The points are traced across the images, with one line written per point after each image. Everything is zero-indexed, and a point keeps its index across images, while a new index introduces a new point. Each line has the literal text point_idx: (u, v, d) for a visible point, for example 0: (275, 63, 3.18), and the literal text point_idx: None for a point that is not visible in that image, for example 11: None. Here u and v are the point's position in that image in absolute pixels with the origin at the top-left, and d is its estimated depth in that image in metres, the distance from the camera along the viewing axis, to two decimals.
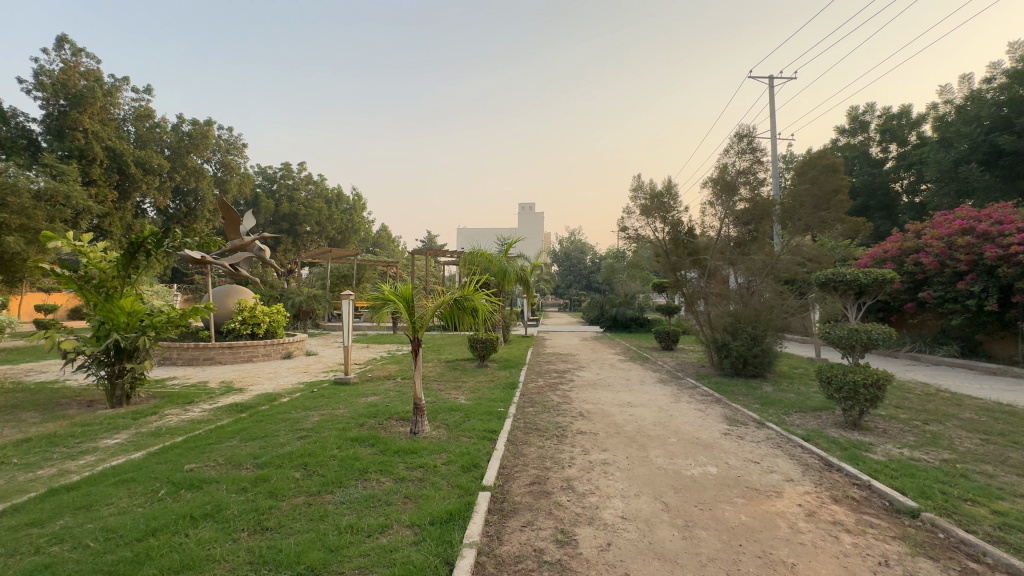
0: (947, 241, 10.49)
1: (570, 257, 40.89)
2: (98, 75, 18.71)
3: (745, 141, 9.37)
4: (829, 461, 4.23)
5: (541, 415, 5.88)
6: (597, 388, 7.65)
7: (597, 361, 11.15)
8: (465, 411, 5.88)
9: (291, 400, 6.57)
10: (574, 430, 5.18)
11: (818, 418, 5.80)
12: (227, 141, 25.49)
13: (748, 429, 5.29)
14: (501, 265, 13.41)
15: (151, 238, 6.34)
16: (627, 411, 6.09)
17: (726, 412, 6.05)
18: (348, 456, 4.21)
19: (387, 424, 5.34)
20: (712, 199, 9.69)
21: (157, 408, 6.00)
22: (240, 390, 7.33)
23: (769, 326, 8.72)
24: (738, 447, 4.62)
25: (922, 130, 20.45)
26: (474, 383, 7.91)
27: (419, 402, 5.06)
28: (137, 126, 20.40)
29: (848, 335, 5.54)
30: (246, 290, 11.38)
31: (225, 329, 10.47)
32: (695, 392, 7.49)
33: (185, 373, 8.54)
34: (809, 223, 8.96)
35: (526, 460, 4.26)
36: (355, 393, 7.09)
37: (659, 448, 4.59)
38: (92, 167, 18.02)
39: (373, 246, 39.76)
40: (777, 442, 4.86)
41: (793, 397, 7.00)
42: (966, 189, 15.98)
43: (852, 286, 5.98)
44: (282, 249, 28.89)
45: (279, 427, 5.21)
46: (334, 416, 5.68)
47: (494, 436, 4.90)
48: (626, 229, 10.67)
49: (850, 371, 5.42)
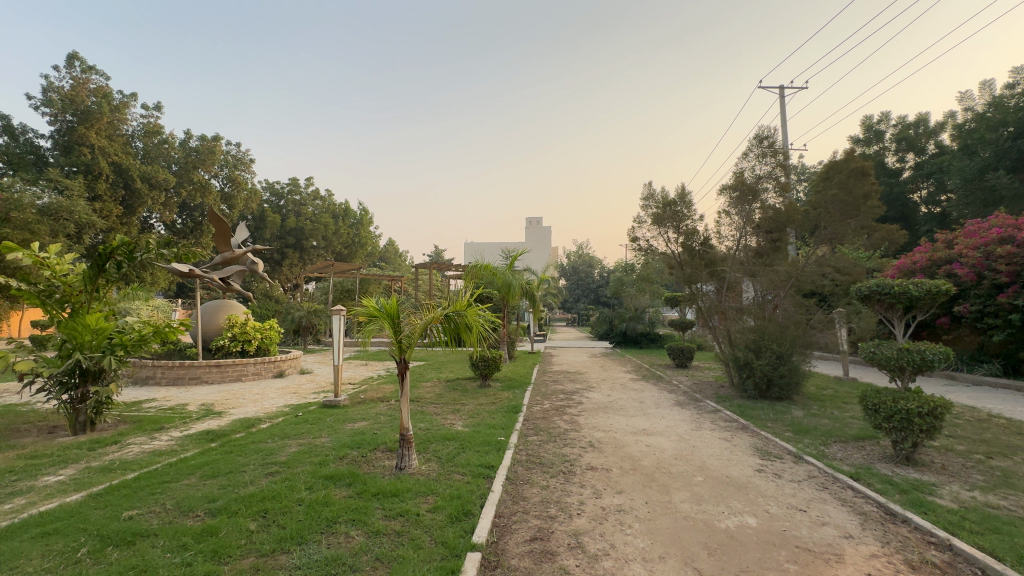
0: (984, 251, 9.79)
1: (578, 271, 40.24)
2: (108, 92, 18.58)
3: (765, 143, 8.82)
4: (891, 510, 3.53)
5: (546, 446, 5.22)
6: (609, 413, 6.96)
7: (607, 380, 10.45)
8: (460, 441, 5.23)
9: (271, 426, 5.97)
10: (583, 466, 4.51)
11: (864, 451, 5.07)
12: (235, 155, 25.39)
13: (786, 465, 4.58)
14: (505, 278, 12.81)
15: (123, 248, 5.83)
16: (643, 441, 5.40)
17: (756, 443, 5.35)
18: (318, 501, 3.58)
19: (372, 457, 4.72)
20: (729, 206, 9.08)
21: (121, 436, 5.43)
22: (219, 413, 6.73)
23: (796, 344, 7.99)
24: (776, 489, 3.94)
25: (940, 139, 19.74)
26: (475, 406, 7.29)
27: (406, 433, 4.40)
28: (145, 142, 20.36)
29: (897, 356, 4.83)
30: (238, 304, 10.87)
31: (214, 346, 9.95)
32: (717, 417, 6.77)
33: (167, 395, 7.97)
34: (836, 233, 8.29)
35: (527, 506, 3.61)
36: (342, 418, 6.47)
37: (684, 490, 3.91)
38: (98, 182, 17.82)
39: (380, 261, 39.48)
40: (821, 481, 4.16)
41: (828, 423, 6.28)
42: (993, 198, 15.23)
43: (900, 299, 5.29)
44: (287, 264, 28.42)
45: (248, 461, 4.60)
46: (314, 447, 5.06)
47: (491, 473, 4.23)
48: (637, 239, 10.09)
49: (902, 399, 4.68)
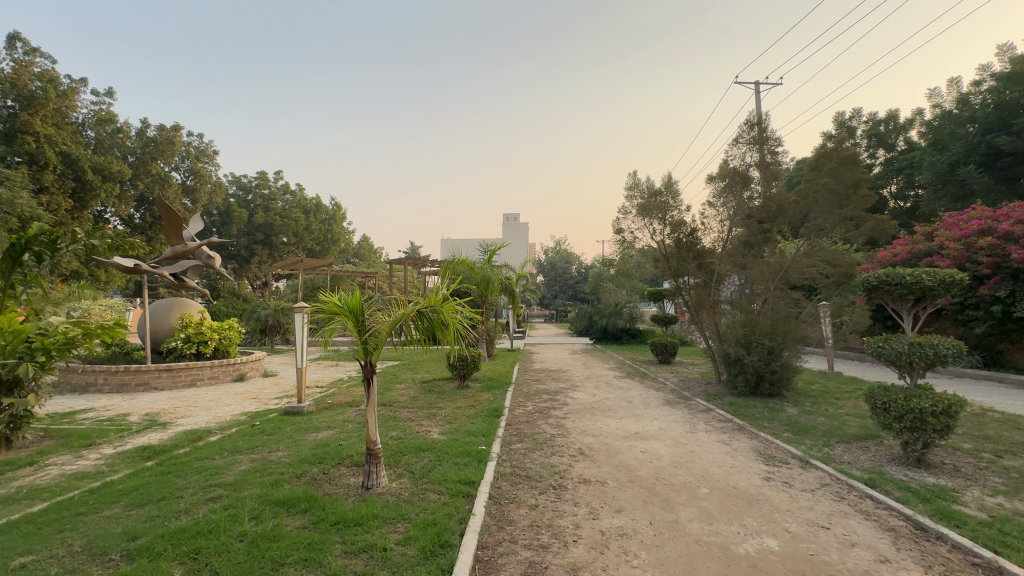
0: (964, 243, 9.72)
1: (556, 267, 39.88)
2: (54, 76, 17.13)
3: (757, 129, 8.53)
4: (922, 524, 3.15)
5: (531, 455, 4.72)
6: (597, 415, 6.51)
7: (591, 378, 10.01)
8: (436, 452, 4.69)
9: (221, 439, 5.28)
10: (575, 479, 4.04)
11: (870, 454, 4.74)
12: (197, 147, 24.03)
13: (794, 472, 4.20)
14: (483, 273, 12.27)
15: (42, 237, 5.10)
16: (637, 447, 4.96)
17: (756, 446, 4.97)
18: (263, 535, 2.98)
19: (334, 475, 4.13)
20: (717, 196, 8.77)
21: (40, 455, 4.68)
22: (164, 424, 6.01)
23: (788, 338, 7.65)
24: (789, 501, 3.54)
25: (909, 135, 20.05)
26: (453, 410, 6.74)
27: (374, 447, 3.82)
28: (98, 131, 18.97)
29: (908, 351, 4.49)
30: (192, 303, 9.98)
31: (165, 348, 9.08)
32: (710, 417, 6.40)
33: (108, 403, 7.18)
34: (826, 224, 8.02)
35: (514, 533, 3.09)
36: (304, 426, 5.83)
37: (690, 505, 3.46)
38: (44, 173, 16.40)
39: (354, 258, 38.33)
40: (835, 490, 3.79)
41: (826, 421, 5.96)
42: (964, 192, 15.41)
43: (913, 290, 5.01)
44: (256, 261, 27.19)
45: (188, 484, 3.95)
46: (268, 464, 4.43)
47: (471, 492, 3.72)
48: (622, 232, 9.72)
49: (916, 397, 4.33)
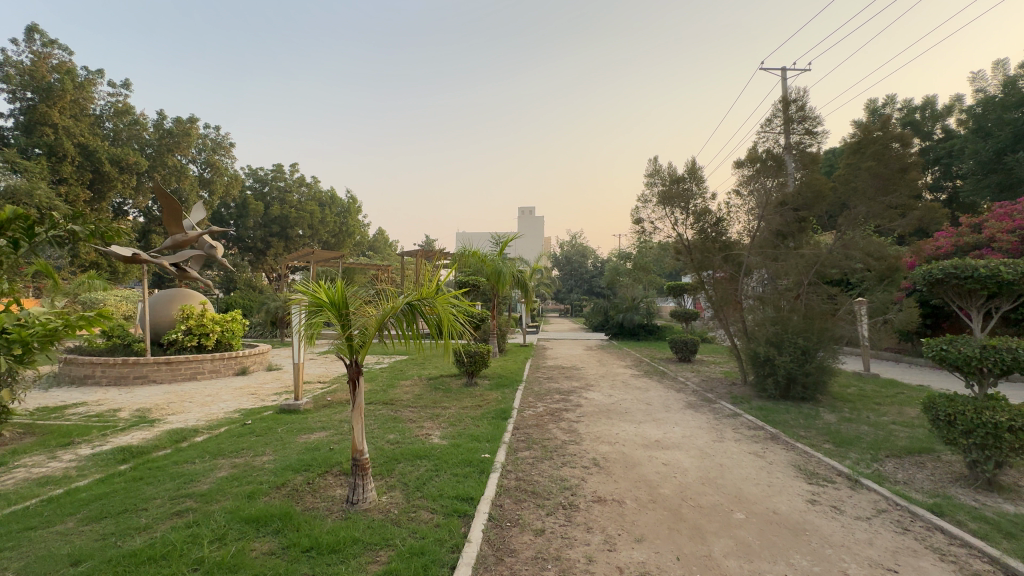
0: (1019, 235, 8.87)
1: (571, 261, 39.12)
2: (71, 68, 17.02)
3: (793, 108, 7.83)
4: (1016, 570, 2.58)
5: (540, 465, 4.23)
6: (612, 418, 5.99)
7: (607, 377, 9.44)
8: (433, 461, 4.24)
9: (207, 440, 4.92)
10: (588, 496, 3.55)
11: (929, 473, 4.12)
12: (213, 139, 24.03)
13: (843, 494, 3.63)
14: (494, 265, 11.73)
15: (18, 221, 4.72)
16: (657, 458, 4.44)
17: (795, 459, 4.41)
18: (221, 564, 2.55)
19: (318, 486, 3.71)
20: (747, 182, 8.11)
21: (12, 456, 4.36)
22: (153, 422, 5.67)
23: (825, 338, 6.98)
24: (842, 533, 2.99)
25: (947, 123, 18.82)
26: (457, 410, 6.29)
27: (360, 458, 3.37)
28: (116, 123, 18.94)
29: (977, 355, 3.83)
30: (194, 294, 9.74)
31: (165, 341, 8.79)
32: (738, 423, 5.83)
33: (101, 397, 6.90)
34: (868, 212, 7.34)
35: (514, 567, 2.61)
36: (298, 427, 5.44)
37: (723, 535, 2.94)
38: (62, 164, 16.27)
39: (369, 251, 38.18)
40: (895, 518, 3.22)
41: (871, 431, 5.33)
42: (1009, 182, 14.32)
43: (986, 283, 4.71)
44: (272, 253, 27.17)
45: (156, 494, 3.55)
46: (249, 470, 4.03)
47: (468, 510, 3.25)
48: (641, 222, 9.13)
49: (987, 409, 3.70)
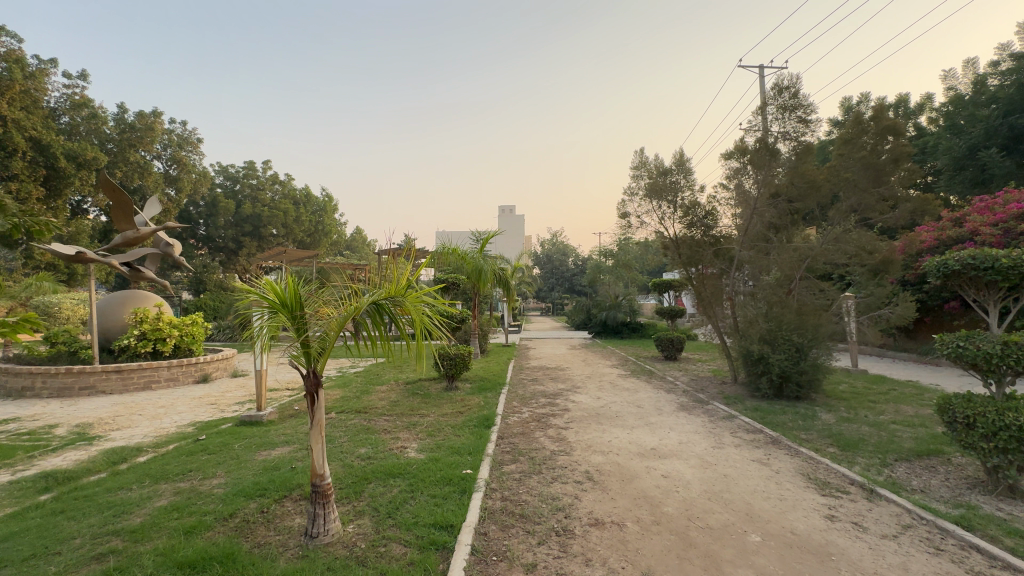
0: (1001, 228, 8.81)
1: (553, 260, 38.88)
2: (21, 56, 15.70)
3: (786, 95, 7.49)
4: None
5: (528, 482, 3.80)
6: (603, 424, 5.60)
7: (594, 377, 9.11)
8: (409, 479, 3.77)
9: (152, 460, 4.35)
10: (583, 518, 3.14)
11: (944, 479, 3.83)
12: (179, 135, 22.87)
13: (861, 507, 3.30)
14: (475, 263, 11.23)
15: None
16: (656, 469, 4.05)
17: (801, 467, 4.08)
18: None
19: (273, 516, 3.19)
20: (738, 173, 7.81)
21: None
22: (92, 439, 5.04)
23: (820, 334, 6.73)
24: (872, 557, 2.65)
25: (919, 121, 19.09)
26: (437, 418, 5.82)
27: (321, 484, 2.88)
28: (72, 116, 17.64)
29: (999, 352, 3.53)
30: (150, 296, 9.00)
31: (116, 347, 8.05)
32: (735, 425, 5.53)
33: (38, 412, 6.20)
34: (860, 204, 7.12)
35: None
36: (258, 442, 4.88)
37: (741, 565, 2.57)
38: (11, 160, 14.99)
39: (346, 250, 37.12)
40: (924, 536, 2.90)
41: (873, 432, 5.08)
42: (982, 177, 14.51)
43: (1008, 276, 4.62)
44: (244, 253, 26.14)
45: (75, 533, 2.99)
46: (194, 498, 3.49)
47: (449, 542, 2.80)
48: (627, 216, 8.78)
49: (1012, 410, 3.40)
